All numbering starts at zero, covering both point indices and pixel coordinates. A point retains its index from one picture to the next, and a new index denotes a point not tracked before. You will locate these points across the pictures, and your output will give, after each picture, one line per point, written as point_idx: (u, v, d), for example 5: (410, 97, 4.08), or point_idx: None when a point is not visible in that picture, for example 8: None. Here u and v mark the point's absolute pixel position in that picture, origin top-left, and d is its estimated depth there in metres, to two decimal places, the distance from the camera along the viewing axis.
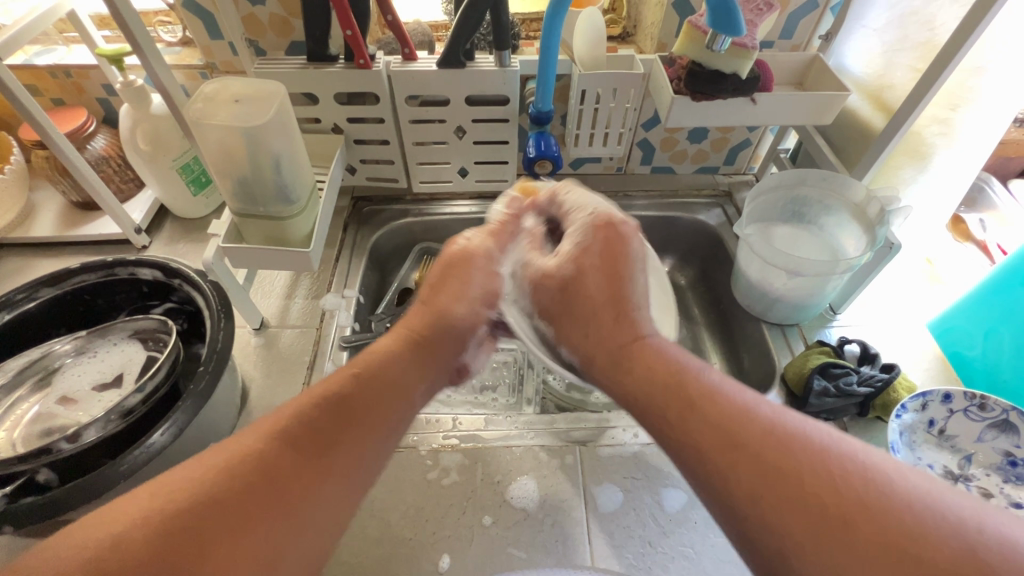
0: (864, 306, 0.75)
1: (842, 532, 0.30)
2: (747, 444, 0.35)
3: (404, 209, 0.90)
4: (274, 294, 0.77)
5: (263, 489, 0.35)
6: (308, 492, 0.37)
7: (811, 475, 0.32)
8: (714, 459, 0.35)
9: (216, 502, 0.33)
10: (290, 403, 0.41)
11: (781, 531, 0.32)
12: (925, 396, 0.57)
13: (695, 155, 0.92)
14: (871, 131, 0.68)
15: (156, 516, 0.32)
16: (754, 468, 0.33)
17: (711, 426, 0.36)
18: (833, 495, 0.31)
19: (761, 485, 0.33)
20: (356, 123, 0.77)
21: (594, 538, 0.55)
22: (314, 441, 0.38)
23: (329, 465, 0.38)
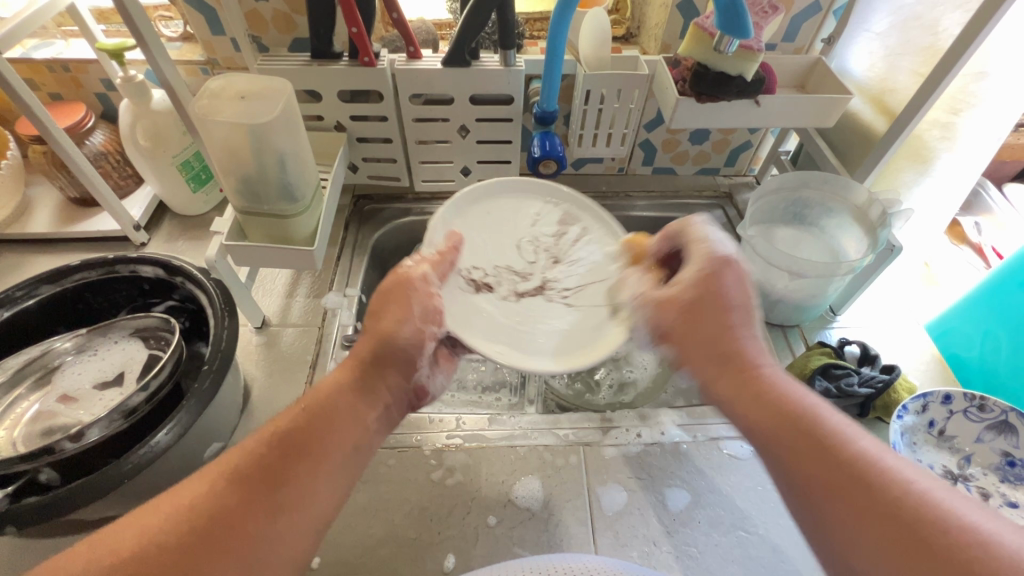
0: (863, 308, 0.76)
1: (904, 552, 0.33)
2: (828, 476, 0.37)
3: (405, 208, 0.89)
4: (275, 292, 0.77)
5: (211, 533, 0.36)
6: (255, 532, 0.37)
7: (899, 509, 0.34)
8: (809, 491, 0.38)
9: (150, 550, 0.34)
10: (241, 445, 0.41)
11: (857, 548, 0.35)
12: (925, 397, 0.58)
13: (696, 156, 0.92)
14: (873, 134, 0.69)
15: (102, 564, 0.34)
16: (835, 491, 0.37)
17: (818, 456, 0.38)
18: (909, 514, 0.34)
19: (842, 510, 0.36)
20: (359, 121, 0.77)
21: (599, 537, 0.55)
22: (257, 477, 0.39)
23: (281, 501, 0.39)
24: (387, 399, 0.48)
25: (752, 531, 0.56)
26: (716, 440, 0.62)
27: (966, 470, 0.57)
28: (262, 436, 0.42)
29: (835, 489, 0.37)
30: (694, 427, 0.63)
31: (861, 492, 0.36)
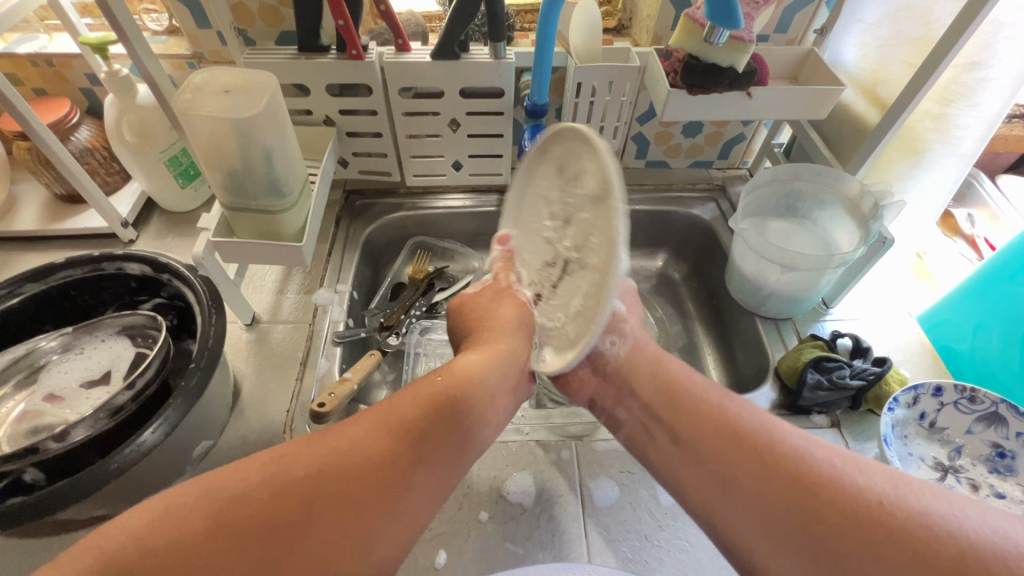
0: (856, 300, 0.76)
1: (877, 534, 0.37)
2: (790, 482, 0.41)
3: (396, 203, 0.89)
4: (265, 289, 0.76)
5: (361, 479, 0.39)
6: (399, 485, 0.40)
7: (860, 508, 0.38)
8: (766, 500, 0.41)
9: (302, 482, 0.38)
10: (397, 401, 0.45)
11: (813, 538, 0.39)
12: (916, 390, 0.58)
13: (690, 149, 0.92)
14: (865, 126, 0.68)
15: (267, 489, 0.37)
16: (793, 486, 0.41)
17: (776, 463, 0.43)
18: (881, 524, 0.37)
19: (809, 518, 0.39)
20: (348, 115, 0.76)
21: (590, 532, 0.55)
22: (417, 435, 0.43)
23: (423, 457, 0.42)
24: (512, 379, 0.53)
25: None
26: None
27: (956, 462, 0.57)
28: (421, 395, 0.46)
29: (798, 493, 0.40)
30: None
31: (820, 496, 0.40)
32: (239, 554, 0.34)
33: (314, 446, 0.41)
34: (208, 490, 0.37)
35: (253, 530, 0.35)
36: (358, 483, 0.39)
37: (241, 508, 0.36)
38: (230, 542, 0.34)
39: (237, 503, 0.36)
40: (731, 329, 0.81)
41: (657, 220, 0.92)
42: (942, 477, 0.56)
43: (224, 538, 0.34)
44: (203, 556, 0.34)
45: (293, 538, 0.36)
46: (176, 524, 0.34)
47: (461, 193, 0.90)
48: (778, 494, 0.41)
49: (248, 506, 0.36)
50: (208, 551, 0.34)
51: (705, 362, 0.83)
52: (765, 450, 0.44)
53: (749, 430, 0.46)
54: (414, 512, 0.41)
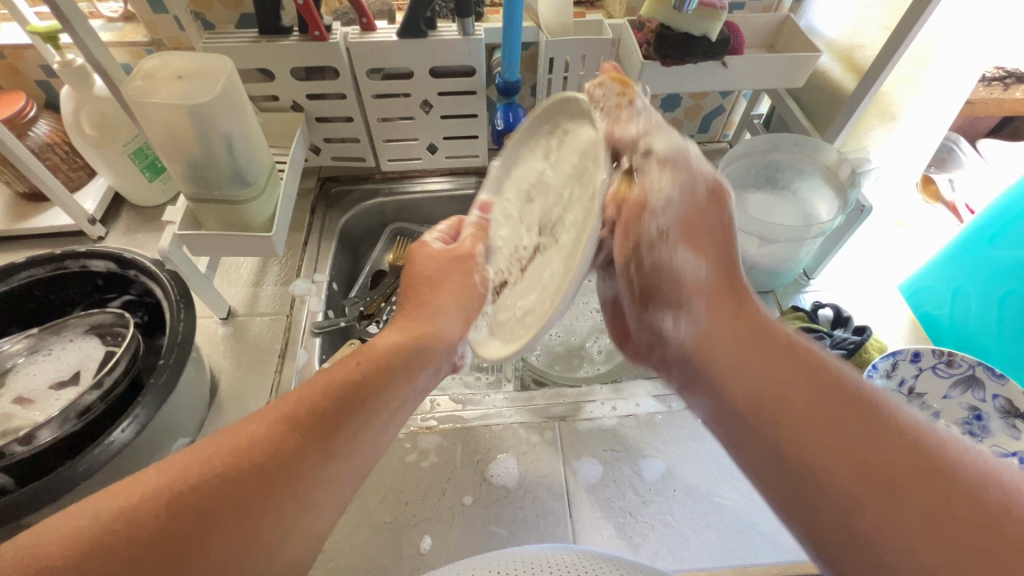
0: (837, 270, 0.76)
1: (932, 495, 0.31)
2: (808, 402, 0.36)
3: (373, 189, 0.87)
4: (240, 281, 0.74)
5: (259, 474, 0.35)
6: (306, 480, 0.37)
7: (929, 461, 0.32)
8: (799, 430, 0.36)
9: (204, 475, 0.34)
10: (307, 385, 0.41)
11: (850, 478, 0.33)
12: (895, 356, 0.58)
13: (669, 124, 0.90)
14: (842, 93, 0.67)
15: (172, 482, 0.34)
16: (813, 409, 0.36)
17: (815, 383, 0.37)
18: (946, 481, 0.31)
19: (820, 430, 0.35)
20: (317, 100, 0.74)
21: (575, 510, 0.55)
22: (321, 424, 0.38)
23: (333, 448, 0.38)
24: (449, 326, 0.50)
25: (727, 496, 0.57)
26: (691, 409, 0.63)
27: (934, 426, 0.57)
28: (331, 378, 0.41)
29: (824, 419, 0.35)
30: (669, 397, 0.63)
31: (853, 417, 0.35)
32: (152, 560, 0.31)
33: (207, 443, 0.36)
34: (108, 501, 0.33)
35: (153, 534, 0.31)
36: (257, 474, 0.35)
37: (141, 511, 0.32)
38: (136, 555, 0.31)
39: (138, 509, 0.32)
40: None
41: None
42: None
43: (122, 553, 0.31)
44: (118, 558, 0.30)
45: (199, 541, 0.32)
46: (70, 537, 0.30)
47: (438, 177, 0.89)
48: (736, 386, 0.40)
49: (146, 511, 0.32)
50: (121, 559, 0.30)
51: None
52: (762, 378, 0.39)
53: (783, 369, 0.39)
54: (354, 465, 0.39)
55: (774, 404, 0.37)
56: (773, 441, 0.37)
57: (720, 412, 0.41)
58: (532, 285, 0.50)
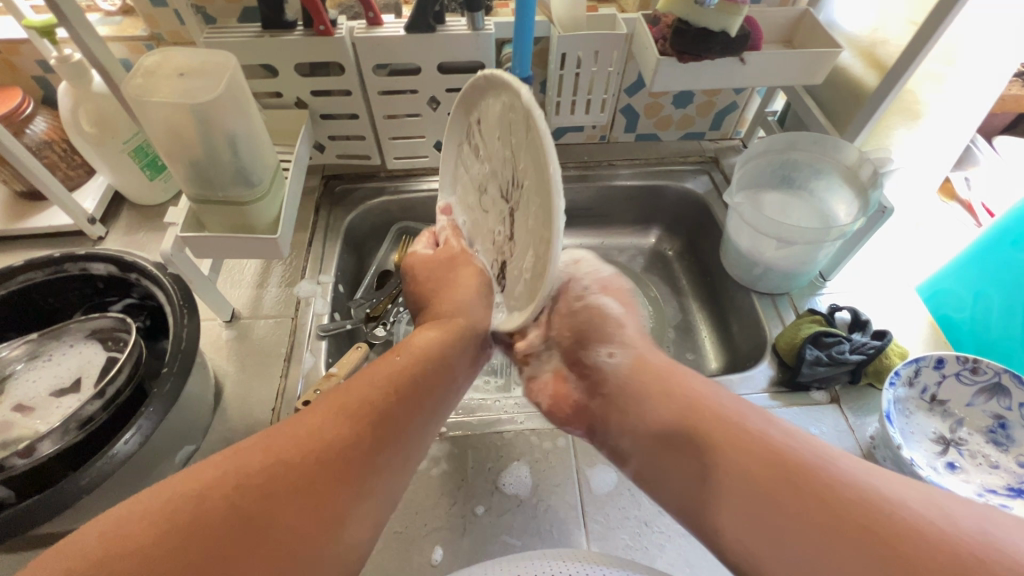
0: (853, 272, 0.74)
1: (863, 532, 0.33)
2: (747, 466, 0.38)
3: (378, 187, 0.86)
4: (244, 283, 0.73)
5: (325, 465, 0.36)
6: (368, 470, 0.38)
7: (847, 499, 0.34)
8: (745, 492, 0.38)
9: (275, 464, 0.35)
10: (356, 385, 0.43)
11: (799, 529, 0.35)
12: (917, 362, 0.56)
13: (680, 121, 0.89)
14: (863, 90, 0.65)
15: (245, 471, 0.34)
16: (764, 475, 0.38)
17: (747, 444, 0.40)
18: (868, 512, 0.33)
19: (762, 494, 0.37)
20: (321, 97, 0.72)
21: (588, 519, 0.54)
22: (382, 418, 0.41)
23: (388, 442, 0.41)
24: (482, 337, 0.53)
25: None
26: None
27: (957, 434, 0.56)
28: (378, 379, 0.44)
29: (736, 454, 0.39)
30: None
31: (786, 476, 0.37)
32: (228, 544, 0.31)
33: (275, 437, 0.37)
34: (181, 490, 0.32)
35: (228, 519, 0.31)
36: (324, 460, 0.36)
37: (216, 495, 0.32)
38: (213, 528, 0.31)
39: (213, 500, 0.32)
40: (726, 305, 0.79)
41: (649, 195, 0.90)
42: (944, 451, 0.55)
43: (206, 536, 0.31)
44: (198, 538, 0.30)
45: (276, 524, 0.33)
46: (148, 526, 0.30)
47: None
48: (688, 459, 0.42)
49: (226, 496, 0.32)
50: (203, 543, 0.30)
51: (702, 339, 0.82)
52: (702, 431, 0.42)
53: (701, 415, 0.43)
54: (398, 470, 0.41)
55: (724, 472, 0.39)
56: (717, 494, 0.39)
57: (671, 462, 0.44)
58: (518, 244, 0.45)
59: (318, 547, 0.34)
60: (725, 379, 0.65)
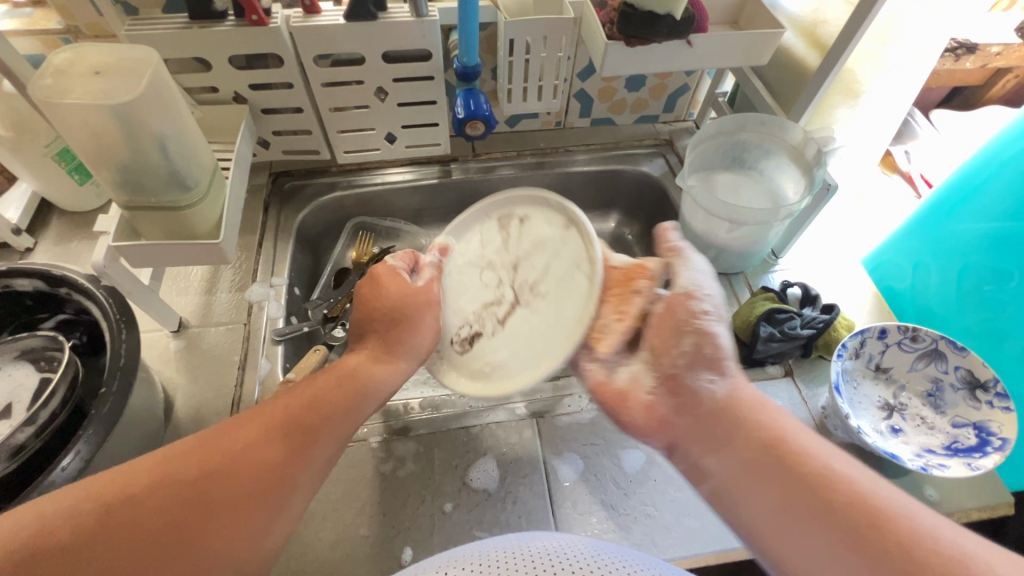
0: (803, 249, 0.76)
1: (860, 532, 0.35)
2: (766, 469, 0.40)
3: (330, 182, 0.83)
4: (191, 289, 0.69)
5: (232, 467, 0.39)
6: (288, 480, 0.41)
7: (871, 509, 0.35)
8: (758, 476, 0.40)
9: (180, 466, 0.38)
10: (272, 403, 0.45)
11: (798, 517, 0.37)
12: (862, 334, 0.59)
13: (634, 104, 0.89)
14: (806, 70, 0.66)
15: (152, 470, 0.37)
16: (782, 466, 0.39)
17: (779, 450, 0.40)
18: (870, 516, 0.35)
19: (774, 492, 0.39)
20: (261, 90, 0.68)
21: (558, 509, 0.55)
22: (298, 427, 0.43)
23: (308, 456, 0.42)
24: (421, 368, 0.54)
25: None
26: None
27: (900, 399, 0.59)
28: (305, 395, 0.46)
29: (796, 486, 0.38)
30: None
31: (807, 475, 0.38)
32: (142, 549, 0.34)
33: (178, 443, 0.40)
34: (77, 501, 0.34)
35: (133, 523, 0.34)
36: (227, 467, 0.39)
37: (127, 494, 0.35)
38: (143, 531, 0.34)
39: (130, 502, 0.35)
40: None
41: (607, 180, 0.90)
42: (888, 416, 0.57)
43: (115, 536, 0.33)
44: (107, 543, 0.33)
45: (195, 533, 0.36)
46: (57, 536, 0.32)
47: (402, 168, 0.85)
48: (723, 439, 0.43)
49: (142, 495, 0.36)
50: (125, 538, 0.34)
51: None
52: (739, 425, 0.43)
53: (799, 448, 0.40)
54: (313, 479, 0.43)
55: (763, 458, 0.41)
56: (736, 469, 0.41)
57: (697, 445, 0.45)
58: (499, 347, 0.54)
59: (229, 554, 0.37)
60: None
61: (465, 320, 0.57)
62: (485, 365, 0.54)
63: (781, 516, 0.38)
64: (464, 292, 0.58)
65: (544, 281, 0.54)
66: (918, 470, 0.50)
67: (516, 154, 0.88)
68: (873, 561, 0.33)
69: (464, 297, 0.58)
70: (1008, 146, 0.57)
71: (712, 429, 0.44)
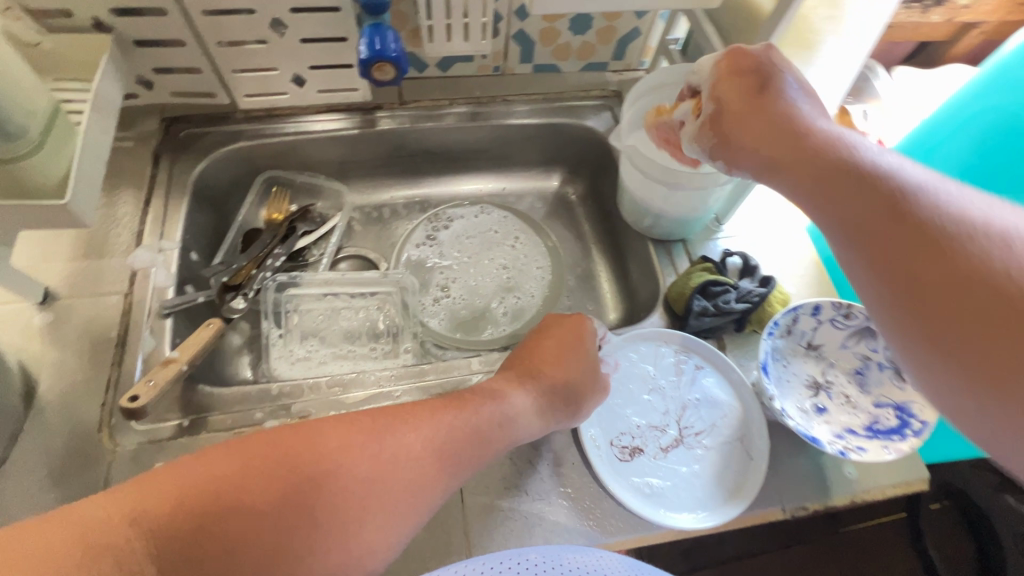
0: (750, 214, 0.72)
1: (934, 291, 0.32)
2: (860, 221, 0.36)
3: (234, 130, 0.73)
4: (62, 254, 0.60)
5: (316, 495, 0.35)
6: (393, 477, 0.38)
7: (957, 255, 0.32)
8: (852, 229, 0.37)
9: (239, 482, 0.33)
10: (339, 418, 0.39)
11: (879, 275, 0.35)
12: (795, 310, 0.56)
13: (580, 50, 0.80)
14: (758, 15, 0.59)
15: (211, 482, 0.33)
16: (880, 217, 0.35)
17: (871, 201, 0.36)
18: (955, 264, 0.31)
19: (871, 250, 0.35)
20: (127, 17, 0.57)
21: (469, 497, 0.51)
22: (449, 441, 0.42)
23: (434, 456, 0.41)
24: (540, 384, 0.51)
25: (633, 473, 0.53)
26: (620, 376, 0.59)
27: (828, 377, 0.56)
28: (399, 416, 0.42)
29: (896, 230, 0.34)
30: None
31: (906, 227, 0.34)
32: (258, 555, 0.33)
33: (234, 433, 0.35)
34: (111, 508, 0.31)
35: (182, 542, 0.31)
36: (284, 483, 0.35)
37: (176, 511, 0.32)
38: (250, 535, 0.33)
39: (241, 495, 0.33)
40: (625, 252, 0.77)
41: (550, 134, 0.83)
42: (814, 395, 0.55)
43: (238, 538, 0.32)
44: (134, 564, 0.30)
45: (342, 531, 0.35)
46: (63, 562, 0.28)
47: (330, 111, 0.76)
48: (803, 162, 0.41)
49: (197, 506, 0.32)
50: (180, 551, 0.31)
51: (602, 288, 0.79)
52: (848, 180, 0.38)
53: (916, 208, 0.34)
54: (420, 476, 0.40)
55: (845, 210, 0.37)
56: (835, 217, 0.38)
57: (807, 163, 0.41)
58: (691, 467, 0.54)
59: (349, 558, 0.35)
60: (644, 336, 0.61)
61: (636, 434, 0.56)
62: (686, 482, 0.53)
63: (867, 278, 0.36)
64: (646, 399, 0.58)
65: (711, 434, 0.56)
66: (836, 454, 0.49)
67: (449, 103, 0.79)
68: (949, 310, 0.31)
69: (643, 402, 0.58)
70: (964, 109, 0.53)
71: (813, 200, 0.40)
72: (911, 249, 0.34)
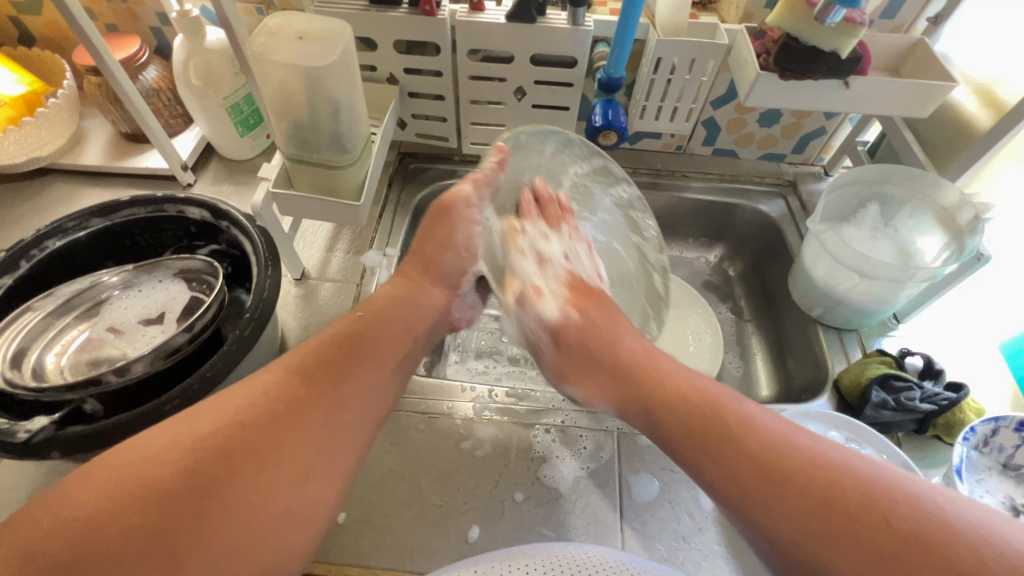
0: (931, 319, 0.70)
1: (876, 536, 0.35)
2: (769, 485, 0.40)
3: (450, 169, 0.86)
4: (315, 245, 0.76)
5: (261, 412, 0.41)
6: (334, 396, 0.45)
7: (882, 512, 0.36)
8: (775, 497, 0.39)
9: (238, 445, 0.39)
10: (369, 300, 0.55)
11: (751, 506, 0.40)
12: (997, 421, 0.55)
13: (763, 140, 0.86)
14: (974, 129, 0.62)
15: (196, 448, 0.38)
16: (770, 482, 0.40)
17: (782, 465, 0.40)
18: (882, 517, 0.36)
19: (784, 508, 0.39)
20: (413, 75, 0.73)
21: (627, 527, 0.54)
22: (347, 341, 0.49)
23: (358, 357, 0.48)
24: (427, 324, 0.57)
25: None
26: None
27: None
28: (330, 333, 0.49)
29: (797, 497, 0.38)
30: None
31: (816, 493, 0.38)
32: (226, 480, 0.37)
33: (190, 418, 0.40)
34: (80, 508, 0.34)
35: (218, 457, 0.38)
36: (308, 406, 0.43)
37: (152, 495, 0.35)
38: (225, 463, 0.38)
39: (198, 445, 0.38)
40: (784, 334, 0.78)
41: (719, 212, 0.88)
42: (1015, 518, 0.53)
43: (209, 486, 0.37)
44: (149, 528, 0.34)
45: (289, 432, 0.41)
46: (97, 517, 0.34)
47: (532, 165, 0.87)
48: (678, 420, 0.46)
49: (204, 455, 0.38)
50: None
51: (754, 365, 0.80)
52: (708, 416, 0.45)
53: (807, 465, 0.40)
54: (360, 397, 0.47)
55: (767, 457, 0.41)
56: (737, 476, 0.41)
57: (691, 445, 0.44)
58: None
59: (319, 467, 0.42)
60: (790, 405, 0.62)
61: None
62: None
63: (763, 509, 0.39)
64: None
65: None
66: None
67: (632, 171, 0.87)
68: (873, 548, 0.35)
69: None
70: None
71: (676, 420, 0.46)
72: (837, 527, 0.37)
